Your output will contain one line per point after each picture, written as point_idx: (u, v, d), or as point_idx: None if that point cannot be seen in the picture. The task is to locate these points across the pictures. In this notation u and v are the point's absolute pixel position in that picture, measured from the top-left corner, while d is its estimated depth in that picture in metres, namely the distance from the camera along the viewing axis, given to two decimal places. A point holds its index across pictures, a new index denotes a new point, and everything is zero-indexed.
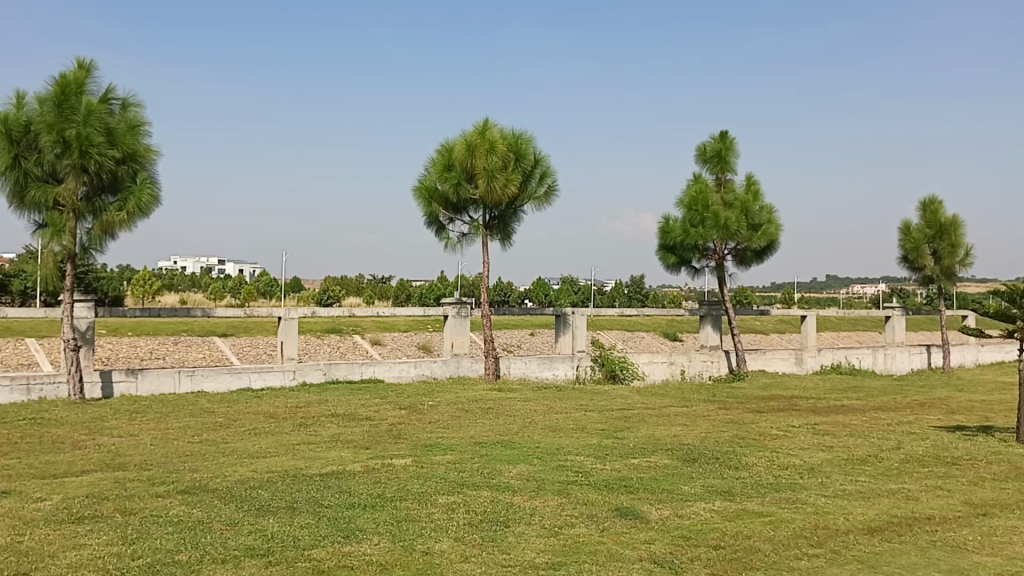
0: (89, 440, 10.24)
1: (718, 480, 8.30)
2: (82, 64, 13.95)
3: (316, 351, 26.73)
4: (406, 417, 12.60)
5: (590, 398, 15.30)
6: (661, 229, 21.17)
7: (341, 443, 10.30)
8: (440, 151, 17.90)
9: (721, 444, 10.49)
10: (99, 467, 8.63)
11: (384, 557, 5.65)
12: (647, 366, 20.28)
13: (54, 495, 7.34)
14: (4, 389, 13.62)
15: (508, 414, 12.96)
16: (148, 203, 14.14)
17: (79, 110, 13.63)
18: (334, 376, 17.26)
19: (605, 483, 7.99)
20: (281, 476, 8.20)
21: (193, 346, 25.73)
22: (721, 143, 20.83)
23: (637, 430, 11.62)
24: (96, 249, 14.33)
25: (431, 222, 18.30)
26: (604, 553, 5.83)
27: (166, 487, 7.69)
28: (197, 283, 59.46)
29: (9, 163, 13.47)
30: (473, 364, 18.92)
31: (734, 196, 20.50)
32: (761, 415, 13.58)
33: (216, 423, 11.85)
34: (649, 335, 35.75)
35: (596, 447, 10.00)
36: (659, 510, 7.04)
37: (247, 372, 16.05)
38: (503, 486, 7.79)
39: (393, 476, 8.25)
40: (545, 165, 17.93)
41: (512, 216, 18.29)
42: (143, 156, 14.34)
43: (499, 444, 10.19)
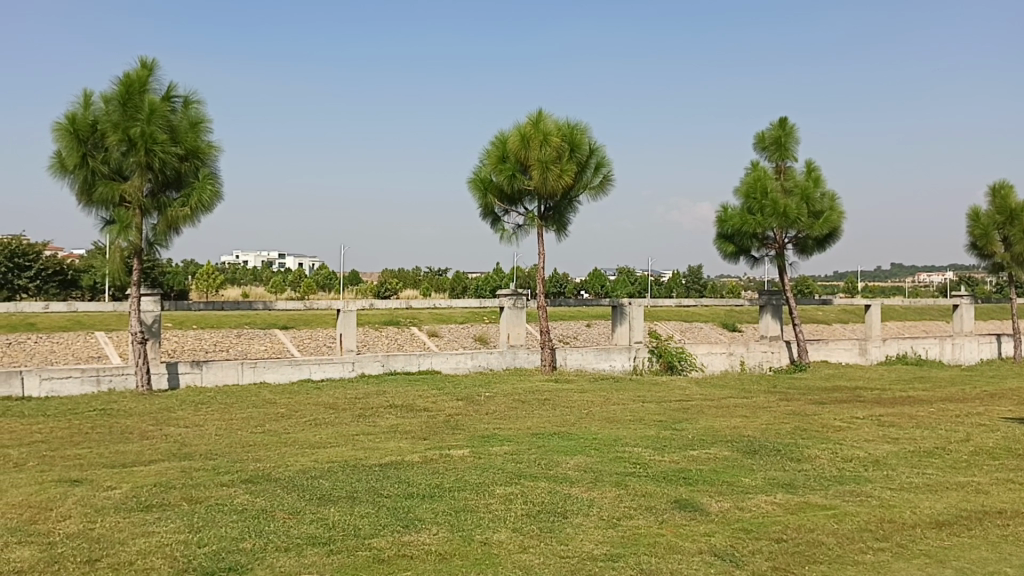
0: (157, 430, 10.53)
1: (780, 472, 8.18)
2: (145, 63, 14.29)
3: (374, 344, 27.05)
4: (463, 408, 12.66)
5: (648, 390, 15.18)
6: (719, 218, 20.90)
7: (400, 434, 10.40)
8: (494, 142, 17.93)
9: (782, 436, 10.31)
10: (166, 457, 8.84)
11: (442, 547, 5.69)
12: (706, 357, 20.03)
13: (123, 484, 7.55)
14: (76, 380, 14.06)
15: (565, 406, 12.95)
16: (210, 199, 14.43)
17: (143, 108, 13.99)
18: (392, 367, 17.40)
19: (663, 475, 7.92)
20: (342, 466, 8.33)
21: (255, 338, 26.25)
22: (780, 129, 20.44)
23: (695, 421, 11.51)
24: (162, 244, 14.69)
25: (486, 214, 18.36)
26: (663, 545, 5.79)
27: (231, 476, 7.86)
28: (258, 276, 60.65)
29: (77, 161, 13.88)
30: (529, 356, 18.91)
31: (794, 183, 20.11)
32: (823, 406, 13.32)
33: (278, 413, 12.07)
34: (708, 326, 35.36)
35: (654, 439, 9.93)
36: (720, 502, 6.95)
37: (307, 364, 16.30)
38: (561, 477, 7.78)
39: (451, 466, 8.30)
40: (600, 155, 17.81)
41: (568, 207, 18.22)
42: (205, 153, 14.64)
43: (556, 435, 10.18)
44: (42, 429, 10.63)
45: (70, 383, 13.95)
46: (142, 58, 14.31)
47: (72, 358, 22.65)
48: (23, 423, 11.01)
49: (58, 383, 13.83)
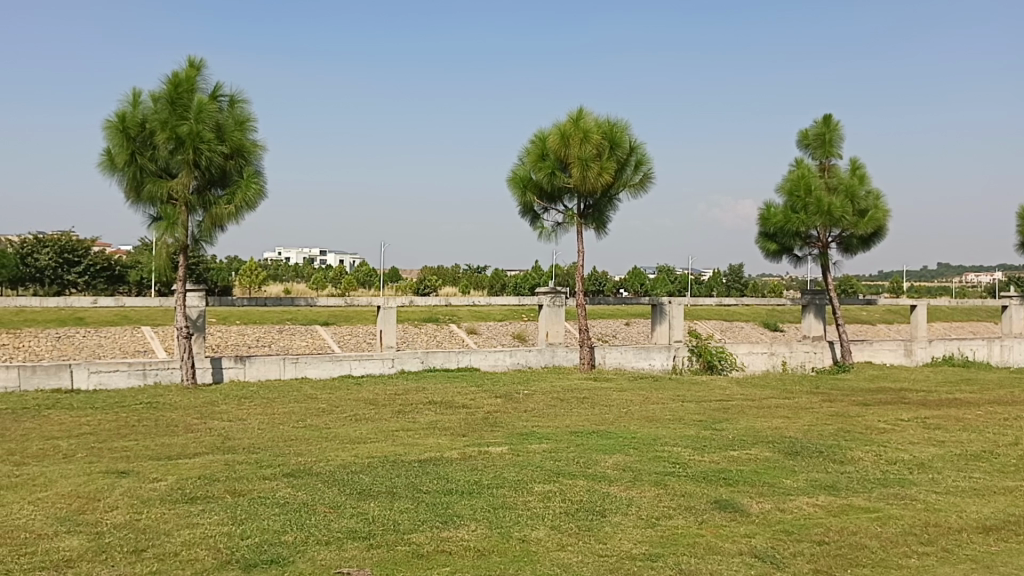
0: (201, 424, 10.70)
1: (822, 474, 8.08)
2: (193, 63, 14.53)
3: (414, 340, 27.22)
4: (502, 406, 12.69)
5: (688, 389, 15.09)
6: (762, 217, 20.68)
7: (439, 431, 10.45)
8: (534, 140, 17.94)
9: (825, 437, 10.17)
10: (210, 450, 8.99)
11: (481, 544, 5.71)
12: (747, 357, 19.82)
13: (169, 476, 7.70)
14: (123, 374, 14.35)
15: (604, 404, 12.91)
16: (254, 196, 14.62)
17: (191, 107, 14.23)
18: (432, 363, 17.48)
19: (703, 475, 7.88)
20: (382, 462, 8.41)
21: (296, 334, 26.57)
22: (825, 126, 20.17)
23: (736, 422, 11.41)
24: (206, 241, 14.93)
25: (525, 211, 18.39)
26: (703, 545, 5.76)
27: (273, 469, 7.97)
28: (300, 273, 61.27)
29: (126, 159, 14.16)
30: (568, 354, 18.86)
31: (839, 181, 19.82)
32: (867, 408, 13.12)
33: (319, 408, 12.21)
34: (749, 325, 35.02)
35: (694, 439, 9.89)
36: (761, 503, 6.89)
37: (348, 360, 16.46)
38: (600, 476, 7.76)
39: (489, 464, 8.32)
40: (641, 153, 17.72)
41: (608, 205, 18.16)
42: (250, 151, 14.85)
43: (595, 434, 10.16)
44: (90, 421, 10.87)
45: (117, 377, 14.23)
46: (191, 57, 14.55)
47: (119, 352, 23.12)
48: (71, 416, 11.26)
49: (105, 376, 14.12)
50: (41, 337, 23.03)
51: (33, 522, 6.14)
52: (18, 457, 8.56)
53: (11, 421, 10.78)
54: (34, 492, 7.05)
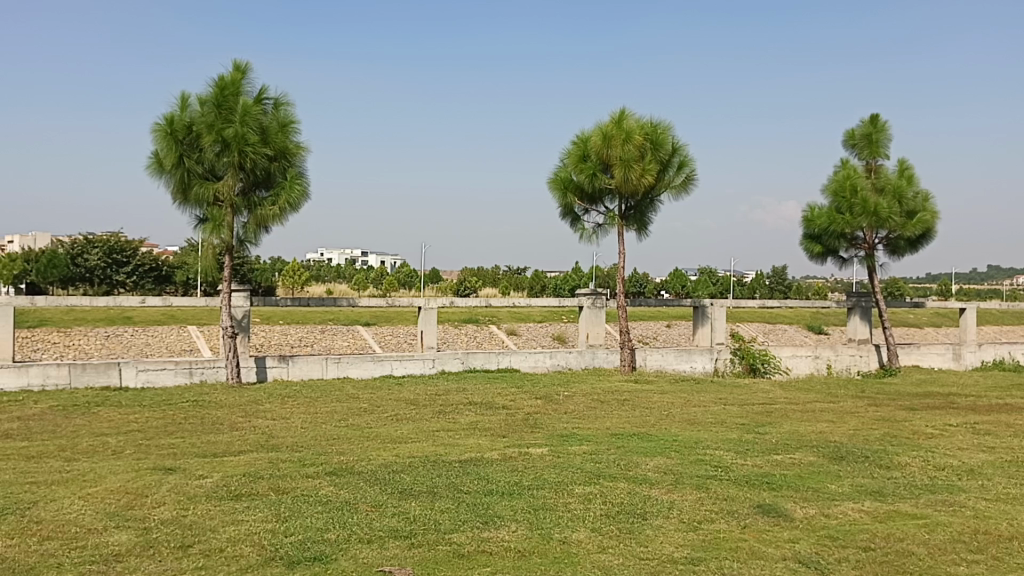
0: (245, 422, 10.84)
1: (868, 479, 7.95)
2: (238, 66, 14.74)
3: (454, 341, 27.33)
4: (543, 407, 12.66)
5: (730, 392, 14.94)
6: (806, 218, 20.43)
7: (480, 431, 10.49)
8: (576, 142, 17.92)
9: (870, 442, 10.02)
10: (254, 448, 9.13)
11: (522, 544, 5.72)
12: (790, 360, 19.52)
13: (214, 473, 7.83)
14: (170, 372, 14.61)
15: (645, 407, 12.84)
16: (298, 198, 14.79)
17: (236, 109, 14.44)
18: (472, 364, 17.52)
19: (746, 479, 7.80)
20: (422, 461, 8.47)
21: (338, 334, 26.84)
22: (872, 126, 19.84)
23: (779, 425, 11.27)
24: (251, 241, 15.15)
25: (566, 213, 18.39)
26: (746, 550, 5.70)
27: (315, 467, 8.07)
28: (342, 274, 61.94)
29: (174, 161, 14.41)
30: (608, 355, 18.79)
31: (886, 181, 19.48)
32: (914, 412, 12.88)
33: (361, 408, 12.31)
34: (792, 328, 34.60)
35: (737, 442, 9.79)
36: (804, 508, 6.80)
37: (389, 360, 16.58)
38: (641, 479, 7.72)
39: (530, 465, 8.33)
40: (683, 154, 17.59)
41: (649, 207, 18.07)
42: (293, 153, 15.04)
43: (635, 436, 10.13)
44: (138, 418, 11.07)
45: (164, 375, 14.50)
46: (236, 61, 14.77)
47: (165, 351, 23.53)
48: (121, 412, 11.51)
49: (153, 374, 14.39)
50: (90, 335, 23.55)
51: (84, 517, 6.27)
52: (68, 453, 8.75)
53: (62, 418, 11.03)
54: (83, 487, 7.21)
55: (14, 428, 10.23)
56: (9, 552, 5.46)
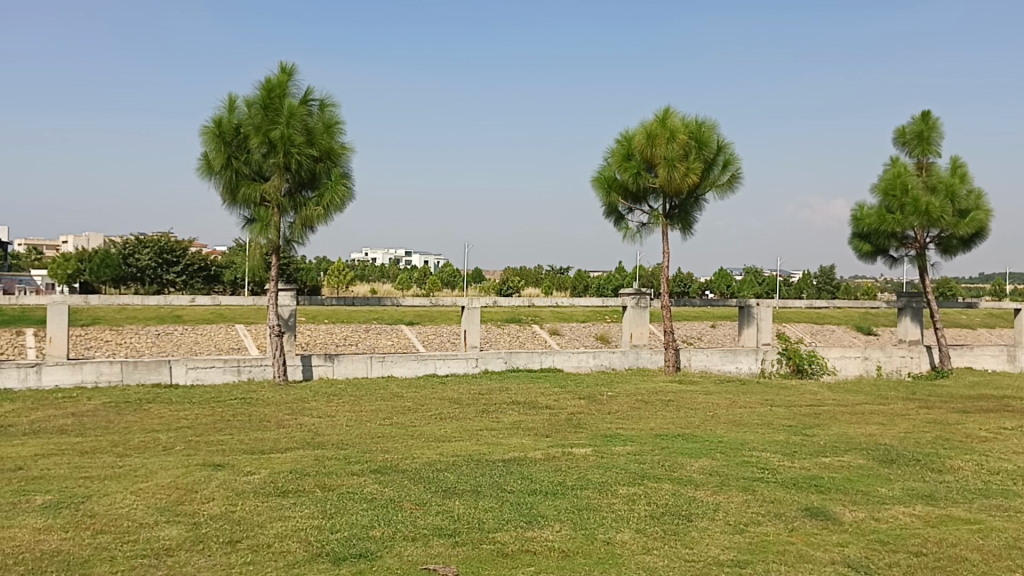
0: (292, 420, 10.99)
1: (919, 483, 7.79)
2: (285, 68, 14.92)
3: (496, 341, 27.41)
4: (586, 407, 12.63)
5: (777, 393, 14.74)
6: (855, 217, 20.12)
7: (523, 431, 10.48)
8: (620, 141, 17.84)
9: (922, 445, 9.80)
10: (301, 445, 9.25)
11: (566, 544, 5.71)
12: (839, 361, 19.19)
13: (261, 469, 7.93)
14: (218, 370, 14.86)
15: (690, 407, 12.74)
16: (342, 198, 14.93)
17: (283, 111, 14.63)
18: (515, 364, 17.52)
19: (793, 482, 7.68)
20: (466, 460, 8.50)
21: (382, 333, 27.06)
22: (923, 123, 19.45)
23: (827, 428, 11.09)
24: (297, 241, 15.35)
25: (610, 212, 18.32)
26: (794, 553, 5.62)
27: (360, 466, 8.13)
28: (386, 273, 62.49)
29: (222, 162, 14.67)
30: (652, 356, 18.68)
31: (937, 180, 19.06)
32: (967, 415, 12.58)
33: (404, 406, 12.40)
34: (840, 329, 34.01)
35: (784, 444, 9.67)
36: (853, 512, 6.69)
37: (433, 359, 16.66)
38: (685, 480, 7.66)
39: (573, 465, 8.31)
40: (728, 153, 17.41)
41: (694, 206, 17.91)
42: (338, 154, 15.18)
43: (680, 437, 10.04)
44: (187, 415, 11.27)
45: (213, 372, 14.76)
46: (282, 63, 14.96)
47: (213, 349, 23.93)
48: (171, 410, 11.73)
49: (202, 372, 14.65)
50: (141, 334, 24.04)
51: (135, 512, 6.41)
52: (120, 449, 8.94)
53: (114, 413, 11.28)
54: (135, 483, 7.36)
55: (69, 423, 10.49)
56: (64, 545, 5.59)
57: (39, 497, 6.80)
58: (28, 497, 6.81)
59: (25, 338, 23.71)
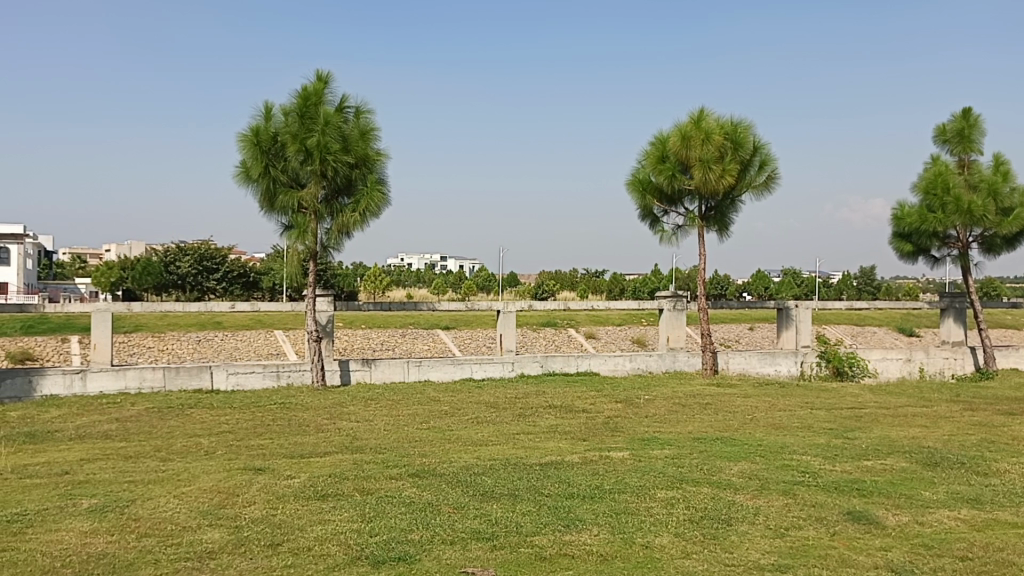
0: (331, 424, 11.10)
1: (964, 487, 7.65)
2: (320, 76, 15.08)
3: (532, 345, 27.46)
4: (623, 411, 12.59)
5: (817, 396, 14.56)
6: (895, 216, 19.84)
7: (560, 435, 10.49)
8: (654, 143, 17.76)
9: (967, 448, 9.62)
10: (340, 449, 9.34)
11: (604, 549, 5.70)
12: (880, 363, 18.92)
13: (301, 473, 8.03)
14: (258, 375, 15.05)
15: (728, 411, 12.64)
16: (378, 204, 15.06)
17: (318, 119, 14.78)
18: (551, 368, 17.51)
19: (835, 485, 7.59)
20: (503, 464, 8.51)
21: (419, 338, 27.21)
22: (964, 121, 19.13)
23: (869, 430, 10.95)
24: (334, 247, 15.50)
25: (645, 214, 18.23)
26: (835, 557, 5.56)
27: (399, 469, 8.19)
28: (422, 278, 62.90)
29: (260, 170, 14.86)
30: (689, 358, 18.55)
31: (980, 178, 18.71)
32: (1015, 418, 12.31)
33: (442, 411, 12.45)
34: (881, 330, 33.51)
35: (825, 447, 9.56)
36: (897, 515, 6.59)
37: (469, 363, 16.72)
38: (724, 483, 7.61)
39: (611, 468, 8.29)
40: (765, 153, 17.26)
41: (731, 207, 17.77)
42: (374, 160, 15.31)
43: (719, 440, 9.97)
44: (228, 420, 11.43)
45: (253, 377, 14.95)
46: (318, 71, 15.13)
47: (253, 354, 24.25)
48: (212, 414, 11.91)
49: (242, 377, 14.84)
50: (183, 340, 24.42)
51: (178, 515, 6.51)
52: (164, 453, 9.10)
53: (158, 419, 11.48)
54: (178, 486, 7.48)
55: (113, 429, 10.69)
56: (110, 548, 5.71)
57: (86, 501, 6.95)
58: (75, 501, 6.96)
59: (70, 345, 24.20)
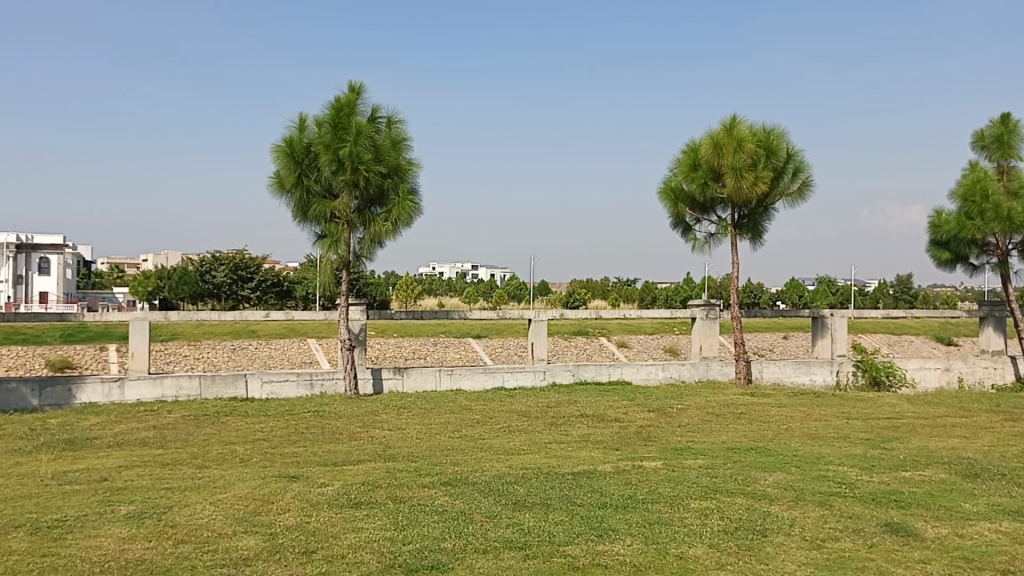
0: (363, 432, 11.17)
1: (1006, 499, 7.50)
2: (353, 87, 15.23)
3: (564, 354, 27.44)
4: (656, 420, 12.52)
5: (854, 406, 14.38)
6: (933, 224, 19.58)
7: (592, 444, 10.47)
8: (686, 150, 17.69)
9: (1008, 460, 9.44)
10: (372, 457, 9.39)
11: (637, 559, 5.67)
12: (918, 372, 18.64)
13: (335, 481, 8.08)
14: (292, 384, 15.17)
15: (762, 420, 12.51)
16: (410, 213, 15.14)
17: (351, 129, 14.92)
18: (583, 377, 17.47)
19: (872, 497, 7.48)
20: (535, 473, 8.49)
21: (450, 346, 27.30)
22: (1003, 126, 18.82)
23: (907, 441, 10.78)
24: (367, 257, 15.61)
25: (677, 222, 18.15)
26: (873, 570, 5.49)
27: (431, 478, 8.21)
28: (453, 287, 63.11)
29: (294, 180, 15.03)
30: (723, 368, 18.40)
31: (1019, 184, 18.39)
32: None
33: (474, 420, 12.46)
34: (919, 339, 33.03)
35: (861, 458, 9.43)
36: (936, 527, 6.49)
37: (501, 372, 16.73)
38: (759, 494, 7.52)
39: (644, 478, 8.25)
40: (799, 160, 17.11)
41: (764, 214, 17.63)
42: (405, 169, 15.40)
43: (754, 450, 9.87)
44: (263, 428, 11.56)
45: (287, 386, 15.08)
46: (351, 82, 15.27)
47: (287, 363, 24.46)
48: (247, 422, 12.02)
49: (277, 386, 14.98)
50: (218, 349, 24.71)
51: (214, 522, 6.58)
52: (200, 461, 9.21)
53: (194, 426, 11.61)
54: (214, 493, 7.57)
55: (150, 436, 10.84)
56: (147, 554, 5.78)
57: (124, 507, 7.04)
58: (113, 508, 7.06)
59: (108, 353, 24.59)
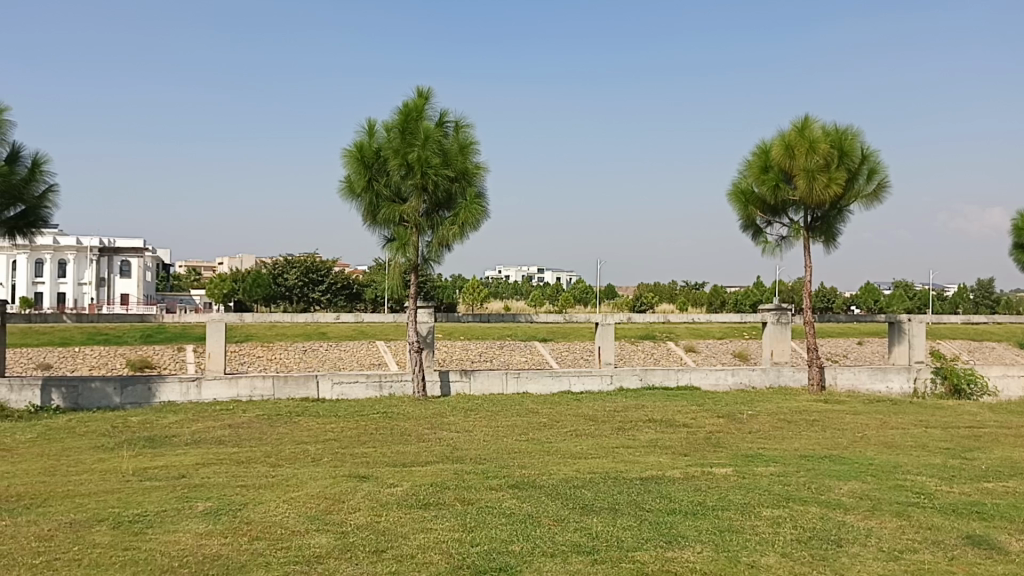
0: (431, 434, 11.26)
1: None
2: (421, 92, 15.42)
3: (630, 358, 27.23)
4: (725, 426, 12.33)
5: (932, 414, 13.92)
6: (1017, 227, 18.89)
7: (660, 449, 10.37)
8: (756, 152, 17.42)
9: None
10: (440, 459, 9.46)
11: (707, 566, 5.60)
12: (1000, 380, 17.95)
13: (404, 481, 8.18)
14: (362, 385, 15.39)
15: (836, 428, 12.21)
16: (477, 217, 15.23)
17: (419, 134, 15.08)
18: (650, 381, 17.34)
19: (952, 508, 7.23)
20: (603, 477, 8.46)
21: (516, 349, 27.34)
22: None
23: (989, 451, 10.41)
24: (435, 261, 15.77)
25: (747, 225, 17.88)
26: None
27: (499, 480, 8.25)
28: (519, 290, 63.25)
29: (364, 185, 15.27)
30: (795, 373, 18.03)
31: None
32: None
33: (541, 423, 12.45)
34: (1001, 346, 31.81)
35: (941, 467, 9.14)
36: (1020, 541, 6.25)
37: (568, 376, 16.68)
38: (834, 503, 7.35)
39: (714, 485, 8.14)
40: (873, 161, 16.71)
41: (837, 217, 17.24)
42: (473, 173, 15.52)
43: (828, 458, 9.65)
44: (333, 428, 11.75)
45: (357, 387, 15.30)
46: (419, 88, 15.46)
47: (356, 364, 24.81)
48: (318, 422, 12.23)
49: (346, 386, 15.21)
50: (290, 350, 25.22)
51: (287, 520, 6.72)
52: (273, 459, 9.42)
53: (267, 426, 11.87)
54: (287, 491, 7.73)
55: (225, 435, 11.11)
56: (223, 550, 5.94)
57: (201, 504, 7.25)
58: (192, 504, 7.27)
59: (185, 353, 25.32)
